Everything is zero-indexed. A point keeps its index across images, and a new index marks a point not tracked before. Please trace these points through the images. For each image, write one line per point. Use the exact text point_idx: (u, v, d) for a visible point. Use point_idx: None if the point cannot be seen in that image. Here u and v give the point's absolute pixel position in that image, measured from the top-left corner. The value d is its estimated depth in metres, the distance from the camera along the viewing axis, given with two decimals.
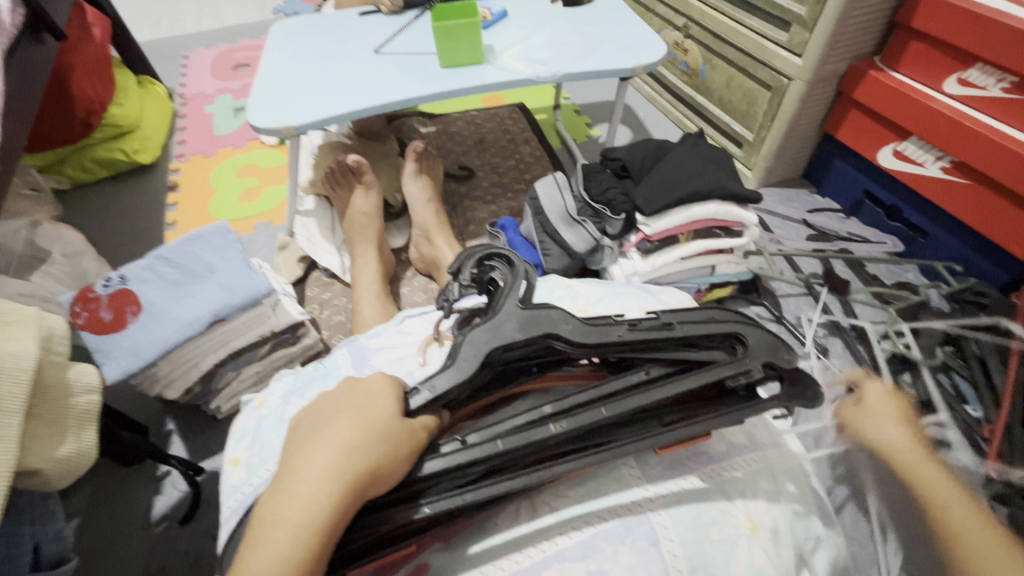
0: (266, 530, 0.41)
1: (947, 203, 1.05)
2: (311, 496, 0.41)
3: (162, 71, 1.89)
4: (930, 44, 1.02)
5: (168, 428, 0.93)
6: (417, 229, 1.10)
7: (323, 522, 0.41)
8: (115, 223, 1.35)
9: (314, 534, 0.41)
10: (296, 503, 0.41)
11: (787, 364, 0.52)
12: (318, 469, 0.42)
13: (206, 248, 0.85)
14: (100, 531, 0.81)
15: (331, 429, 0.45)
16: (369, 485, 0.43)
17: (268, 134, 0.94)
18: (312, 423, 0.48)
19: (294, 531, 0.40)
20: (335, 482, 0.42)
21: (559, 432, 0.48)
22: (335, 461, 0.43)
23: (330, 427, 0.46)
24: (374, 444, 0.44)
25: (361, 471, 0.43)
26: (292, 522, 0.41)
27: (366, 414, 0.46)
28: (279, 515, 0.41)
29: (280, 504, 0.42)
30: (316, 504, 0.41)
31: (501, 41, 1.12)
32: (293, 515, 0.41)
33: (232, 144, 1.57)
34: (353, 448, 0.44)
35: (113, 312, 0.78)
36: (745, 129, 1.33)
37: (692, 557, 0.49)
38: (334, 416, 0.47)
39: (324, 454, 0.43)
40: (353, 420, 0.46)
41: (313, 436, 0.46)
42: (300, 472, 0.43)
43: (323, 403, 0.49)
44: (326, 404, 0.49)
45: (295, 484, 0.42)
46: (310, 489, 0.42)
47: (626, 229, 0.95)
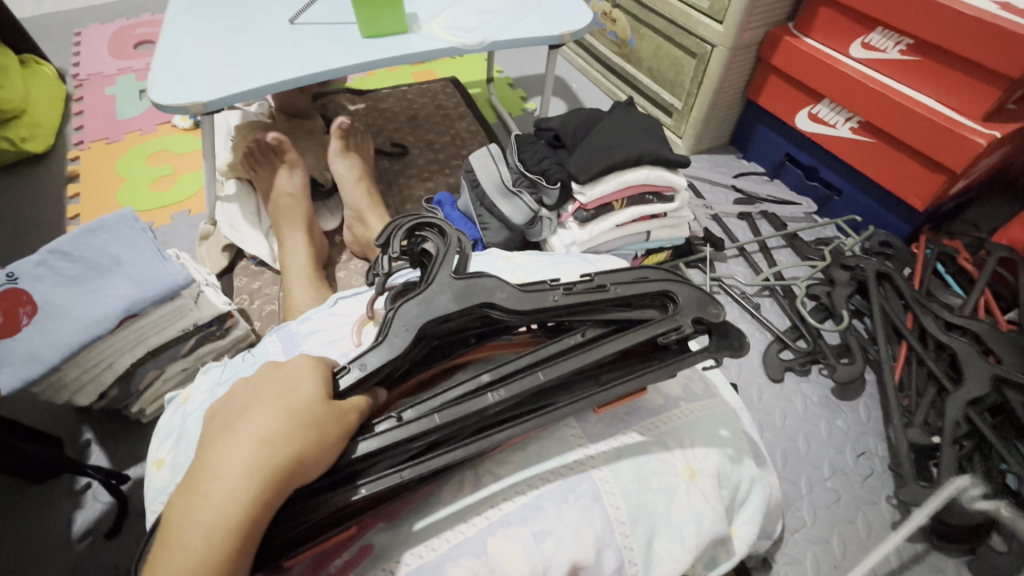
0: (179, 535, 0.38)
1: (857, 161, 1.12)
2: (225, 494, 0.39)
3: (49, 50, 1.70)
4: (837, 10, 1.08)
5: (85, 438, 0.86)
6: (348, 209, 1.05)
7: (240, 520, 0.39)
8: (5, 219, 1.21)
9: (231, 534, 0.38)
10: (211, 503, 0.39)
11: (718, 318, 0.54)
12: (233, 465, 0.40)
13: (110, 239, 0.78)
14: (12, 554, 0.74)
15: (248, 419, 0.42)
16: (293, 474, 0.41)
17: (173, 112, 0.86)
18: (228, 415, 0.45)
19: (208, 533, 0.38)
20: (253, 476, 0.39)
21: (496, 401, 0.48)
22: (253, 454, 0.40)
23: (246, 418, 0.43)
24: (297, 432, 0.42)
25: (282, 462, 0.40)
26: (205, 524, 0.38)
27: (287, 401, 0.44)
28: (192, 518, 0.39)
29: (192, 506, 0.39)
30: (233, 501, 0.39)
31: (425, 9, 1.08)
32: (208, 516, 0.38)
33: (139, 128, 1.43)
34: (272, 438, 0.41)
35: (4, 314, 0.70)
36: (674, 98, 1.36)
37: (633, 507, 0.51)
38: (252, 405, 0.44)
39: (240, 448, 0.41)
40: (272, 409, 0.43)
41: (228, 428, 0.43)
42: (214, 470, 0.40)
43: (240, 393, 0.46)
44: (243, 394, 0.46)
45: (208, 483, 0.40)
46: (226, 487, 0.39)
47: (563, 199, 0.95)
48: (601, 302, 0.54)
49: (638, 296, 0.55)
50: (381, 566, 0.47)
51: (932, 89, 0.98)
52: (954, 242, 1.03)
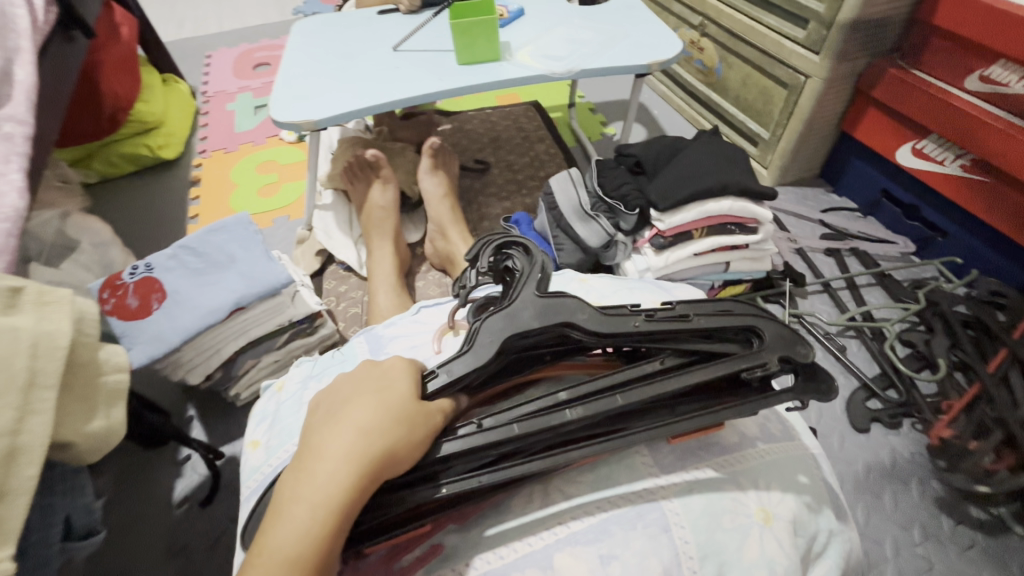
0: (287, 508, 0.43)
1: (968, 201, 1.04)
2: (331, 475, 0.43)
3: (185, 70, 1.94)
4: (952, 41, 1.01)
5: (189, 414, 0.96)
6: (432, 223, 1.11)
7: (340, 501, 0.42)
8: (140, 216, 1.39)
9: (332, 513, 0.42)
10: (315, 482, 0.43)
11: (807, 359, 0.52)
12: (338, 449, 0.44)
13: (228, 239, 0.87)
14: (125, 510, 0.84)
15: (350, 410, 0.47)
16: (385, 466, 0.44)
17: (289, 129, 0.96)
18: (330, 404, 0.49)
19: (312, 510, 0.42)
20: (352, 463, 0.43)
21: (574, 418, 0.49)
22: (355, 442, 0.44)
23: (349, 409, 0.47)
24: (392, 426, 0.45)
25: (377, 453, 0.44)
26: (310, 500, 0.42)
27: (383, 396, 0.48)
28: (299, 493, 0.43)
29: (301, 483, 0.43)
30: (334, 483, 0.43)
31: (517, 38, 1.13)
32: (311, 494, 0.42)
33: (252, 140, 1.60)
34: (371, 430, 0.45)
35: (140, 299, 0.80)
36: (761, 127, 1.32)
37: (703, 544, 0.50)
38: (352, 398, 0.48)
39: (344, 434, 0.45)
40: (373, 402, 0.47)
41: (333, 416, 0.47)
42: (319, 452, 0.44)
43: (342, 385, 0.51)
44: (344, 385, 0.50)
45: (313, 464, 0.44)
46: (329, 470, 0.43)
47: (640, 224, 0.95)
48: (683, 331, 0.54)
49: (722, 328, 0.55)
50: (450, 566, 0.49)
51: None
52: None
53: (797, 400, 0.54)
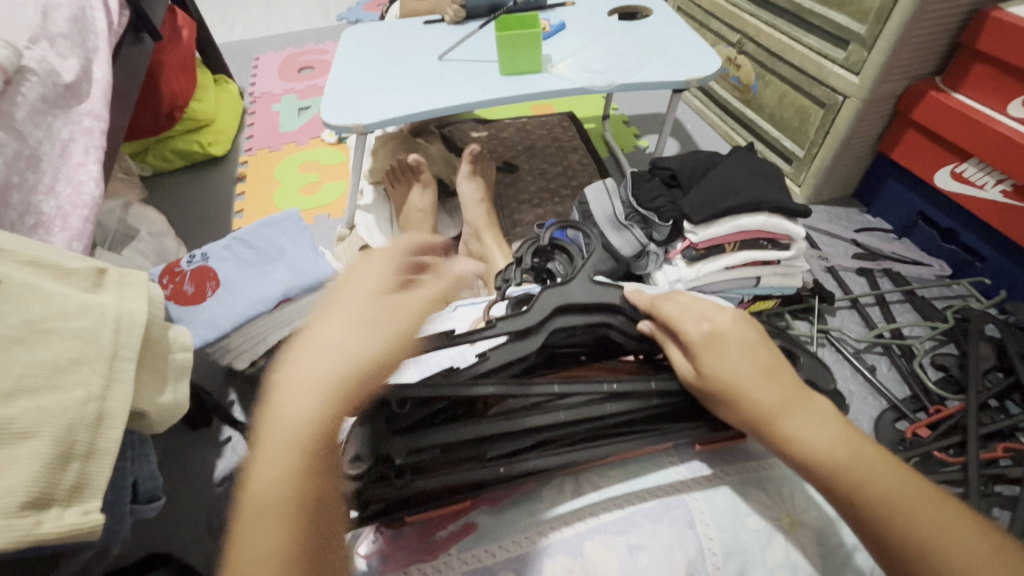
0: (281, 396, 0.39)
1: (1008, 227, 1.03)
2: (306, 385, 0.39)
3: (235, 71, 2.03)
4: (995, 67, 1.01)
5: (230, 398, 1.00)
6: (467, 227, 1.15)
7: (333, 391, 0.40)
8: (189, 209, 1.46)
9: (326, 403, 0.39)
10: (309, 370, 0.40)
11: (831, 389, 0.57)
12: (314, 359, 0.41)
13: (279, 233, 0.92)
14: (169, 485, 0.89)
15: (345, 304, 0.44)
16: (380, 358, 0.42)
17: (339, 131, 1.01)
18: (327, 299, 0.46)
19: (309, 398, 0.39)
20: (345, 353, 0.41)
21: (617, 411, 0.56)
22: (331, 348, 0.41)
23: (342, 303, 0.44)
24: (389, 322, 0.44)
25: (372, 348, 0.42)
26: (306, 388, 0.39)
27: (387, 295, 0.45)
28: (293, 381, 0.40)
29: (277, 399, 0.40)
30: (330, 373, 0.40)
31: (558, 51, 1.17)
32: (307, 379, 0.40)
33: (296, 141, 1.67)
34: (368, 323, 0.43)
35: (195, 285, 0.86)
36: (795, 145, 1.33)
37: (727, 542, 0.51)
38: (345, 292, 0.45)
39: (319, 343, 0.41)
40: (349, 309, 0.43)
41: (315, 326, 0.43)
42: (316, 342, 0.42)
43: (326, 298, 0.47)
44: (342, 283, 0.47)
45: (309, 352, 0.41)
46: (322, 358, 0.40)
47: (673, 236, 0.98)
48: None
49: None
50: (482, 547, 0.51)
51: None
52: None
53: None
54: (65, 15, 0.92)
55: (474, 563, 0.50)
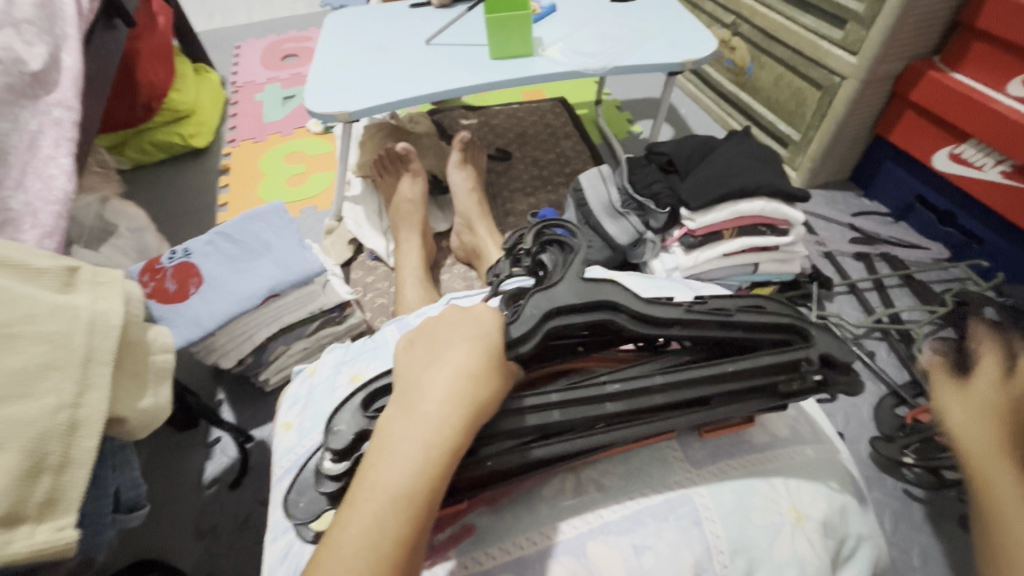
0: (394, 446, 0.42)
1: (1006, 208, 1.02)
2: (437, 417, 0.43)
3: (216, 60, 1.97)
4: (995, 45, 1.00)
5: (218, 398, 0.98)
6: (459, 217, 1.12)
7: (447, 443, 0.42)
8: (171, 202, 1.42)
9: (438, 454, 0.42)
10: (424, 423, 0.42)
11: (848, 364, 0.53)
12: (440, 391, 0.44)
13: (263, 227, 0.89)
14: (157, 489, 0.86)
15: (453, 354, 0.46)
16: (488, 411, 0.44)
17: (324, 120, 0.98)
18: (429, 347, 0.48)
19: (422, 448, 0.42)
20: (460, 407, 0.43)
21: (614, 411, 0.49)
22: (458, 385, 0.44)
23: (449, 353, 0.46)
24: (493, 373, 0.46)
25: (481, 401, 0.44)
26: (420, 440, 0.42)
27: (486, 343, 0.47)
28: (409, 433, 0.42)
29: (407, 423, 0.43)
30: (442, 425, 0.42)
31: (550, 34, 1.13)
32: (422, 433, 0.42)
33: (281, 131, 1.62)
34: (476, 375, 0.45)
35: (178, 283, 0.83)
36: (792, 129, 1.31)
37: (734, 539, 0.50)
38: (451, 342, 0.48)
39: (445, 378, 0.44)
40: (470, 346, 0.46)
41: (433, 359, 0.47)
42: (427, 392, 0.44)
43: (432, 326, 0.50)
44: (442, 331, 0.49)
45: (422, 402, 0.43)
46: (438, 409, 0.43)
47: (671, 223, 0.95)
48: (720, 324, 0.53)
49: (758, 325, 0.54)
50: (482, 549, 0.50)
51: None
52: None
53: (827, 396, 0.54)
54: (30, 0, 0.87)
55: (474, 566, 0.48)
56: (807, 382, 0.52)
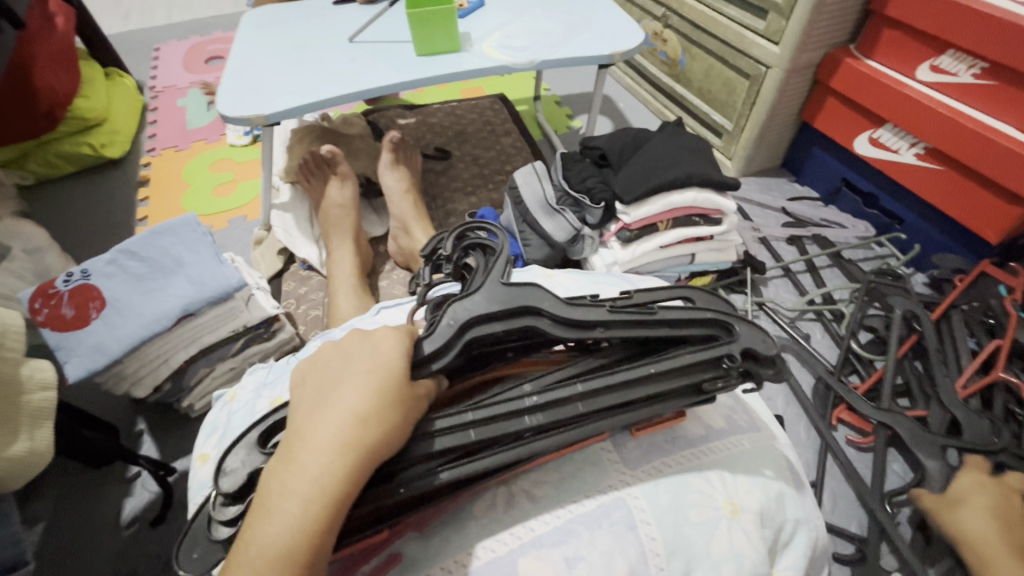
0: (274, 502, 0.39)
1: (921, 189, 1.07)
2: (320, 468, 0.39)
3: (132, 64, 1.84)
4: (904, 32, 1.04)
5: (139, 428, 0.90)
6: (394, 220, 1.08)
7: (333, 494, 0.39)
8: (82, 219, 1.31)
9: (322, 507, 0.38)
10: (305, 475, 0.39)
11: (776, 355, 0.52)
12: (326, 437, 0.40)
13: (173, 241, 0.82)
14: (67, 534, 0.78)
15: (343, 392, 0.42)
16: (381, 454, 0.41)
17: (238, 124, 0.91)
18: (321, 384, 0.44)
19: (304, 502, 0.38)
20: (346, 453, 0.39)
21: (533, 425, 0.47)
22: (345, 430, 0.40)
23: (338, 392, 0.43)
24: (388, 410, 0.42)
25: (371, 444, 0.40)
26: (301, 494, 0.38)
27: (379, 377, 0.43)
28: (289, 487, 0.39)
29: (288, 476, 0.39)
30: (325, 475, 0.39)
31: (478, 28, 1.10)
32: (303, 487, 0.39)
33: (205, 137, 1.52)
34: (366, 416, 0.41)
35: (76, 308, 0.75)
36: (724, 119, 1.33)
37: (670, 540, 0.49)
38: (343, 378, 0.44)
39: (333, 422, 0.41)
40: (363, 382, 0.43)
41: (323, 399, 0.43)
42: (310, 439, 0.40)
43: (328, 359, 0.46)
44: (337, 364, 0.45)
45: (304, 452, 0.40)
46: (320, 459, 0.39)
47: (607, 218, 0.93)
48: (644, 324, 0.52)
49: (686, 320, 0.53)
50: None
51: (1007, 115, 0.93)
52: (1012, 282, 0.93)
53: (751, 380, 0.53)
54: None
55: None
56: (731, 378, 0.51)
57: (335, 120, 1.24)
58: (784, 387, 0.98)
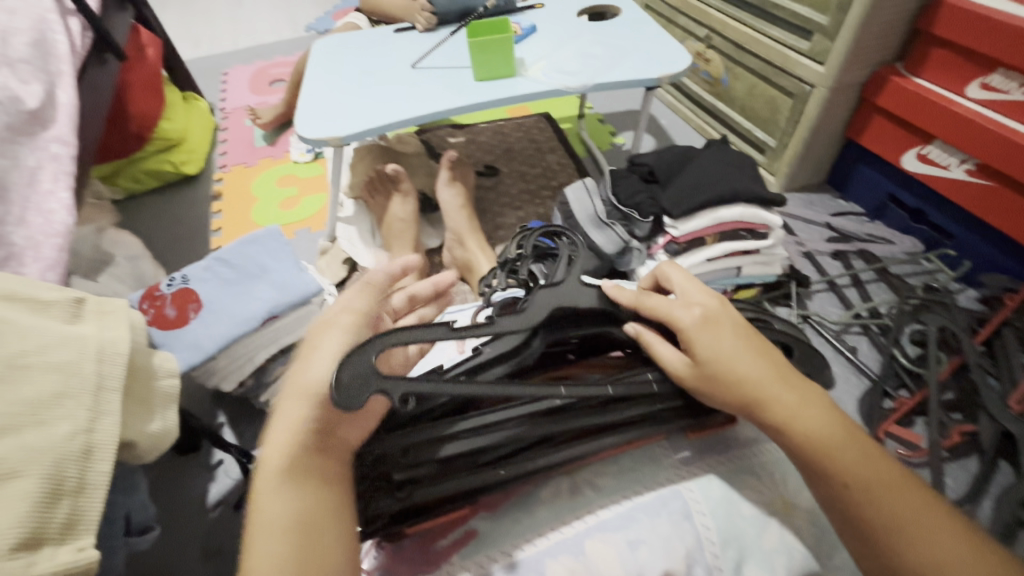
0: (260, 484, 0.48)
1: (972, 205, 1.07)
2: (279, 446, 0.49)
3: (204, 87, 2.00)
4: (953, 51, 1.05)
5: (219, 420, 0.99)
6: (450, 233, 1.15)
7: (291, 461, 0.48)
8: (164, 229, 1.44)
9: (284, 472, 0.47)
10: (271, 458, 0.49)
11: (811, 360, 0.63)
12: (319, 375, 0.51)
13: (259, 251, 0.91)
14: (161, 513, 0.87)
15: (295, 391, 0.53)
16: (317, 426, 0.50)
17: (315, 144, 1.00)
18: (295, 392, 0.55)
19: (277, 474, 0.48)
20: (294, 430, 0.49)
21: (626, 416, 0.55)
22: (291, 414, 0.50)
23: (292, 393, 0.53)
24: (323, 391, 0.51)
25: (308, 419, 0.50)
26: (275, 471, 0.48)
27: (311, 370, 0.53)
28: (270, 469, 0.48)
29: (266, 463, 0.49)
30: (280, 450, 0.49)
31: (531, 54, 1.18)
32: (275, 465, 0.48)
33: (271, 155, 1.65)
34: (304, 401, 0.51)
35: (177, 309, 0.84)
36: (767, 135, 1.36)
37: (723, 530, 0.53)
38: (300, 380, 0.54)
39: (285, 413, 0.51)
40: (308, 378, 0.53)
41: (313, 350, 0.53)
42: (275, 432, 0.51)
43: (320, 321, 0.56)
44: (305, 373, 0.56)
45: (270, 440, 0.50)
46: (280, 440, 0.49)
47: (654, 231, 0.99)
48: None
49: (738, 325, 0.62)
50: (483, 553, 0.51)
51: None
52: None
53: None
54: (25, 39, 0.90)
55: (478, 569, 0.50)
56: None
57: (393, 139, 1.33)
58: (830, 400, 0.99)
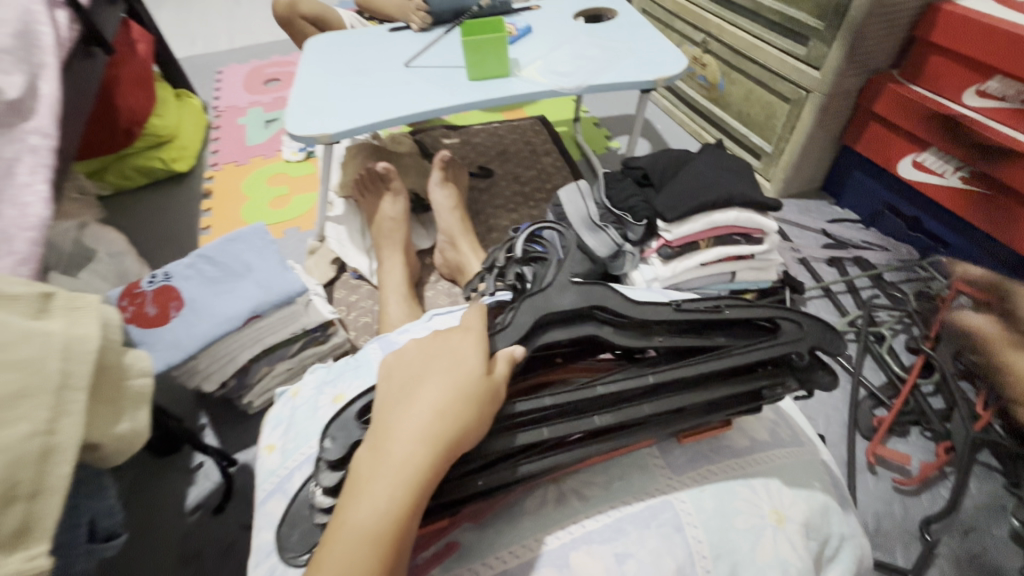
0: (363, 490, 0.42)
1: (970, 213, 1.06)
2: (408, 458, 0.43)
3: (197, 85, 1.98)
4: (949, 58, 1.05)
5: (201, 422, 0.96)
6: (442, 234, 1.13)
7: (420, 481, 0.42)
8: (152, 227, 1.41)
9: (409, 492, 0.42)
10: (392, 465, 0.43)
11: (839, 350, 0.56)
12: (411, 429, 0.44)
13: (244, 248, 0.89)
14: (138, 517, 0.84)
15: (424, 387, 0.46)
16: (460, 446, 0.44)
17: (305, 142, 0.99)
18: (404, 376, 0.49)
19: (393, 487, 0.42)
20: (428, 443, 0.43)
21: (603, 424, 0.50)
22: (429, 423, 0.44)
23: (418, 388, 0.47)
24: (466, 403, 0.45)
25: (450, 434, 0.44)
26: (390, 481, 0.42)
27: (459, 375, 0.47)
28: (377, 475, 0.43)
29: (377, 464, 0.43)
30: (411, 465, 0.43)
31: (526, 54, 1.16)
32: (390, 475, 0.42)
33: (263, 154, 1.63)
34: (444, 410, 0.45)
35: (158, 307, 0.82)
36: (763, 141, 1.35)
37: (717, 544, 0.50)
38: (422, 372, 0.48)
39: (417, 416, 0.44)
40: (445, 381, 0.47)
41: (406, 394, 0.47)
42: (394, 432, 0.44)
43: (413, 356, 0.50)
44: (418, 360, 0.50)
45: (392, 443, 0.44)
46: (406, 449, 0.43)
47: (648, 235, 0.97)
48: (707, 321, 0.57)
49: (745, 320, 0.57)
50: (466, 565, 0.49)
51: None
52: (984, 295, 0.98)
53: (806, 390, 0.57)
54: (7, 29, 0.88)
55: None
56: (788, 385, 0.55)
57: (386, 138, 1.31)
58: (825, 407, 0.98)
